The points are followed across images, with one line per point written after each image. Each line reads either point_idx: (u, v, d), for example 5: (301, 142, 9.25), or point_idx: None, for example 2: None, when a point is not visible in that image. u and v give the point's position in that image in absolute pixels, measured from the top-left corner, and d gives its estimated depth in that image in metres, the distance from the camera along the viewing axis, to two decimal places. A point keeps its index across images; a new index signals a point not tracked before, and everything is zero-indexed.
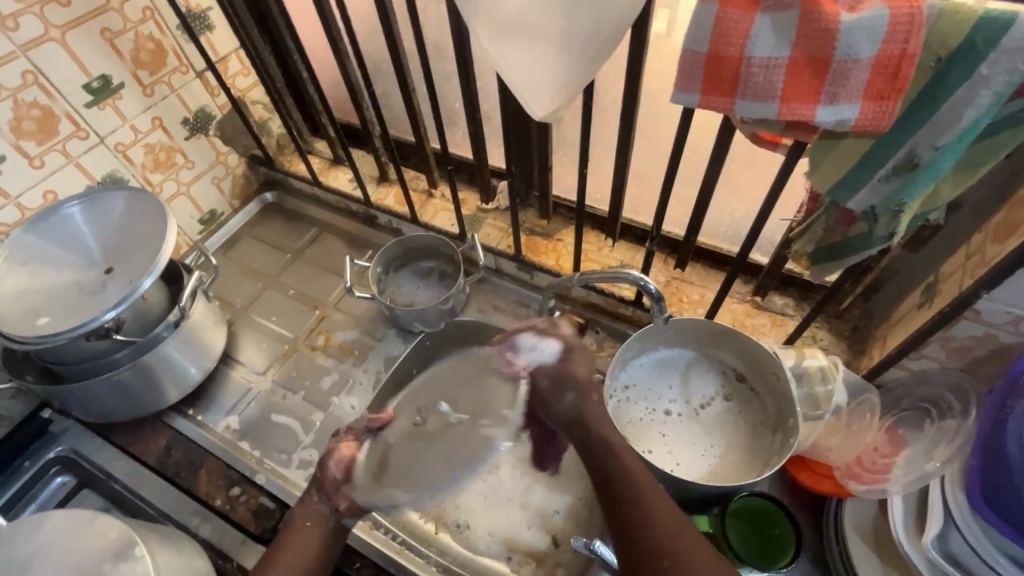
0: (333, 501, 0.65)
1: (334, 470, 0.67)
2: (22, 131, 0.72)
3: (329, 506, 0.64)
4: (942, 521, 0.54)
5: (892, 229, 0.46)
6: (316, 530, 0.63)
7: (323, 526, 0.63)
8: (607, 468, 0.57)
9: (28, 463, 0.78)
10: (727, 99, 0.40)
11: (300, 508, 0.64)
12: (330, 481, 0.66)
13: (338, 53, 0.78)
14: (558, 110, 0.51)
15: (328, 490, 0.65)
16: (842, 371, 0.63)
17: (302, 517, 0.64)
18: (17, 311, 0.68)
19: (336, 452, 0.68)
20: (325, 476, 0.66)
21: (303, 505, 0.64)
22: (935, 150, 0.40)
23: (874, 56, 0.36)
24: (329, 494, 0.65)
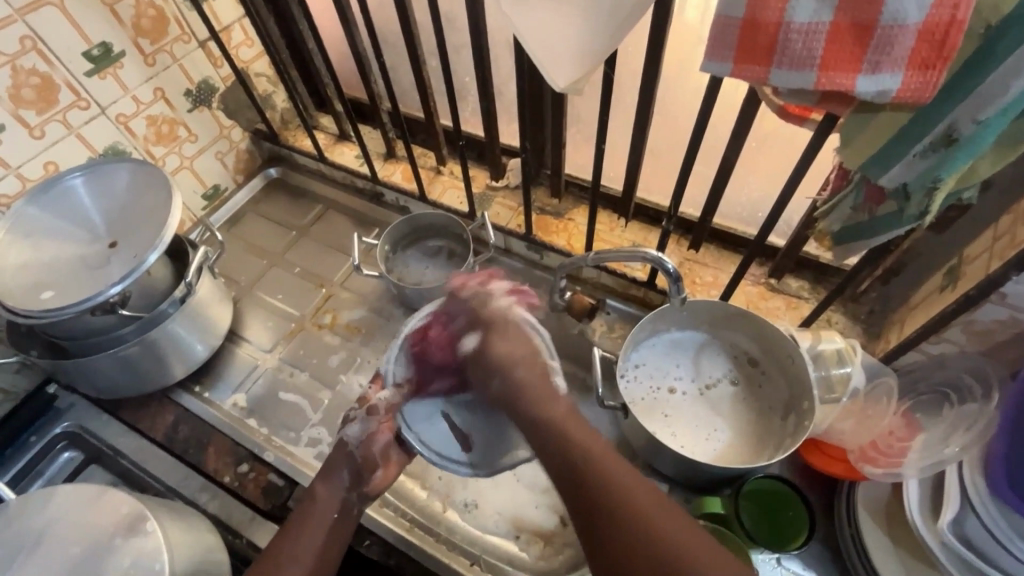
0: (361, 489, 0.63)
1: (375, 450, 0.65)
2: (22, 99, 0.70)
3: (356, 496, 0.62)
4: (958, 506, 0.53)
5: (925, 206, 0.44)
6: (344, 523, 0.60)
7: (349, 516, 0.61)
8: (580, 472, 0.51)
9: (34, 438, 0.77)
10: (761, 67, 0.38)
11: (324, 485, 0.62)
12: (365, 462, 0.64)
13: (346, 22, 0.76)
14: (580, 81, 0.49)
15: (359, 475, 0.63)
16: (860, 354, 0.62)
17: (324, 504, 0.60)
18: (20, 285, 0.67)
19: (378, 433, 0.65)
20: (364, 461, 0.64)
21: (327, 489, 0.61)
22: (976, 124, 0.38)
23: (921, 22, 0.34)
24: (362, 481, 0.63)
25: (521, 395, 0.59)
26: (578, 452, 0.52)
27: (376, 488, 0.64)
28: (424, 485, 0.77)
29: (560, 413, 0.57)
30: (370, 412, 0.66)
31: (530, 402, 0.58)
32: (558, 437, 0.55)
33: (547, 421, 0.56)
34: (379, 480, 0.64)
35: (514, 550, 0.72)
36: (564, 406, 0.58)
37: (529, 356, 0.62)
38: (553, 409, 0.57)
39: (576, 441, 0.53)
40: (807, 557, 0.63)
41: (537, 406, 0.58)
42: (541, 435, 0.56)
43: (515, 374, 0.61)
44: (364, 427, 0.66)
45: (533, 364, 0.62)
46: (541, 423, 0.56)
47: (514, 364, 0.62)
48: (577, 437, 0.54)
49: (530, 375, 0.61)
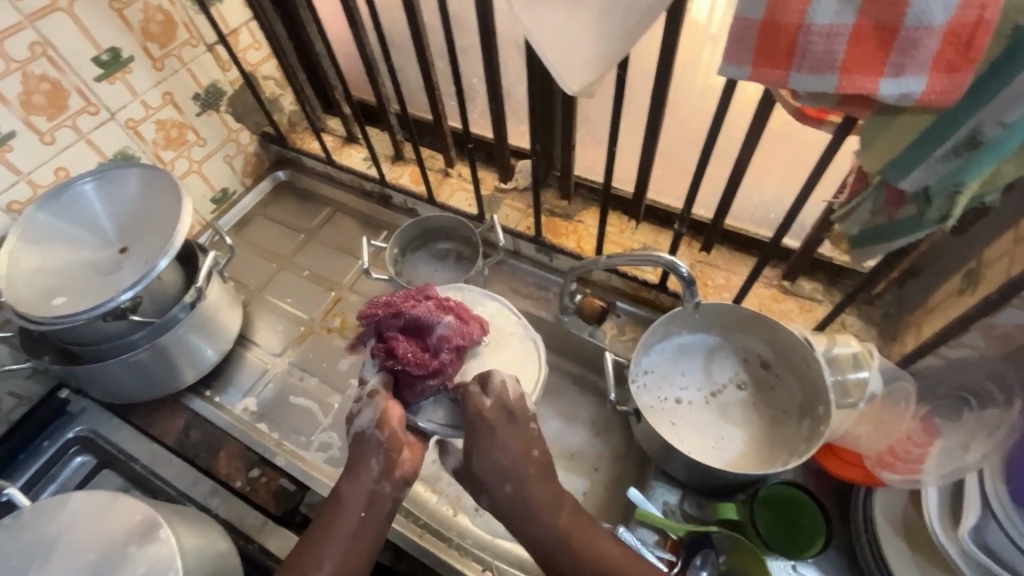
0: (392, 476, 0.59)
1: (396, 426, 0.59)
2: (32, 105, 0.70)
3: (389, 485, 0.59)
4: (979, 512, 0.52)
5: (946, 212, 0.44)
6: (372, 518, 0.57)
7: (378, 510, 0.58)
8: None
9: (47, 443, 0.78)
10: (781, 70, 0.38)
11: (349, 483, 0.58)
12: (394, 443, 0.59)
13: (354, 25, 0.75)
14: (593, 84, 0.48)
15: (389, 460, 0.59)
16: (877, 358, 0.61)
17: (351, 505, 0.57)
18: (33, 290, 0.67)
19: (392, 412, 0.60)
20: (392, 442, 0.59)
21: (353, 484, 0.57)
22: (1002, 127, 0.38)
23: (947, 23, 0.33)
24: (393, 469, 0.59)
25: (519, 513, 0.56)
26: (591, 567, 0.54)
27: (408, 471, 0.60)
28: (435, 489, 0.77)
29: (564, 522, 0.56)
30: (372, 396, 0.61)
31: (528, 518, 0.55)
32: (564, 550, 0.55)
33: (549, 531, 0.55)
34: (408, 463, 0.60)
35: (527, 555, 0.71)
36: (567, 511, 0.56)
37: (523, 464, 0.57)
38: (552, 517, 0.56)
39: (582, 556, 0.54)
40: (825, 564, 0.62)
41: (538, 520, 0.55)
42: (543, 549, 0.55)
43: (506, 490, 0.56)
44: (374, 412, 0.60)
45: (528, 463, 0.57)
46: (543, 535, 0.55)
47: (511, 473, 0.56)
48: (584, 547, 0.55)
49: (526, 486, 0.56)
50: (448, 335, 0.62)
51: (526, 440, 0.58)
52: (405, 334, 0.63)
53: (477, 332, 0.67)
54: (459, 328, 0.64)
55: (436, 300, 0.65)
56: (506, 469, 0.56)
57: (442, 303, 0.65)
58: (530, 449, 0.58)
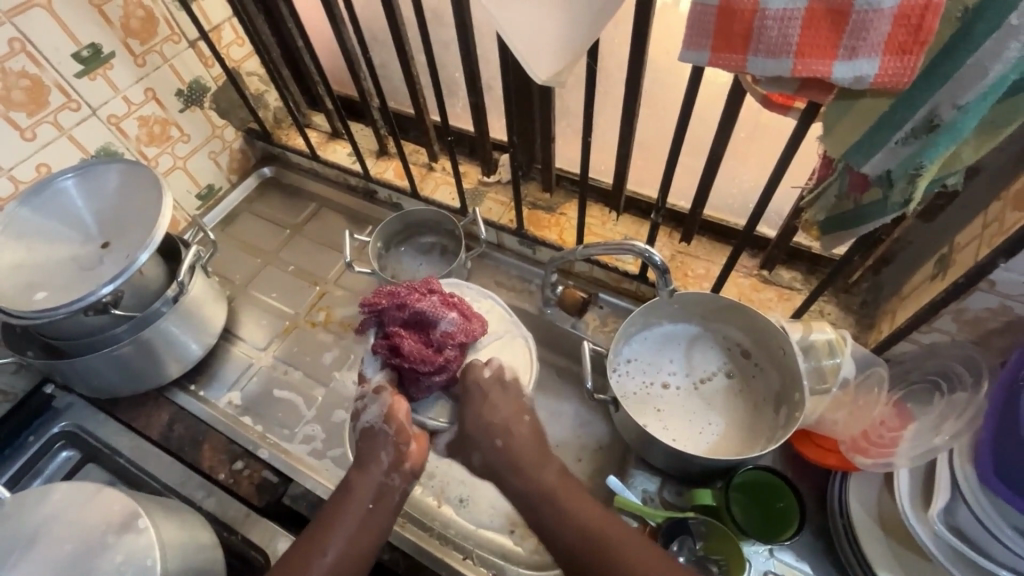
0: (401, 468, 0.59)
1: (403, 420, 0.60)
2: (12, 102, 0.70)
3: (398, 476, 0.58)
4: (949, 495, 0.53)
5: (908, 194, 0.44)
6: (381, 509, 0.57)
7: (387, 501, 0.57)
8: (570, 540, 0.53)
9: (32, 438, 0.78)
10: (738, 56, 0.38)
11: (359, 475, 0.58)
12: (402, 435, 0.60)
13: (334, 18, 0.76)
14: (561, 73, 0.49)
15: (399, 452, 0.59)
16: (851, 345, 0.61)
17: (359, 495, 0.57)
18: (13, 284, 0.67)
19: (398, 405, 0.61)
20: (400, 433, 0.60)
21: (363, 476, 0.58)
22: (957, 109, 0.38)
23: (896, 6, 0.33)
24: (401, 461, 0.59)
25: (506, 468, 0.58)
26: (575, 524, 0.53)
27: (416, 463, 0.60)
28: (419, 481, 0.77)
29: (557, 481, 0.56)
30: (377, 391, 0.61)
31: (517, 472, 0.58)
32: (552, 508, 0.54)
33: (535, 487, 0.56)
34: (416, 454, 0.60)
35: (509, 544, 0.72)
36: (559, 473, 0.57)
37: (511, 423, 0.61)
38: (541, 472, 0.57)
39: (571, 512, 0.54)
40: (799, 548, 0.63)
41: (531, 480, 0.56)
42: (534, 509, 0.55)
43: (496, 443, 0.59)
44: (381, 406, 0.61)
45: (518, 423, 0.61)
46: (532, 493, 0.56)
47: (499, 430, 0.60)
48: (573, 506, 0.54)
49: (513, 444, 0.59)
50: (451, 332, 0.62)
51: (516, 402, 0.63)
52: (409, 328, 0.63)
53: (480, 329, 0.66)
54: (463, 326, 0.64)
55: (440, 296, 0.65)
56: (496, 427, 0.60)
57: (446, 299, 0.65)
58: (520, 412, 0.62)
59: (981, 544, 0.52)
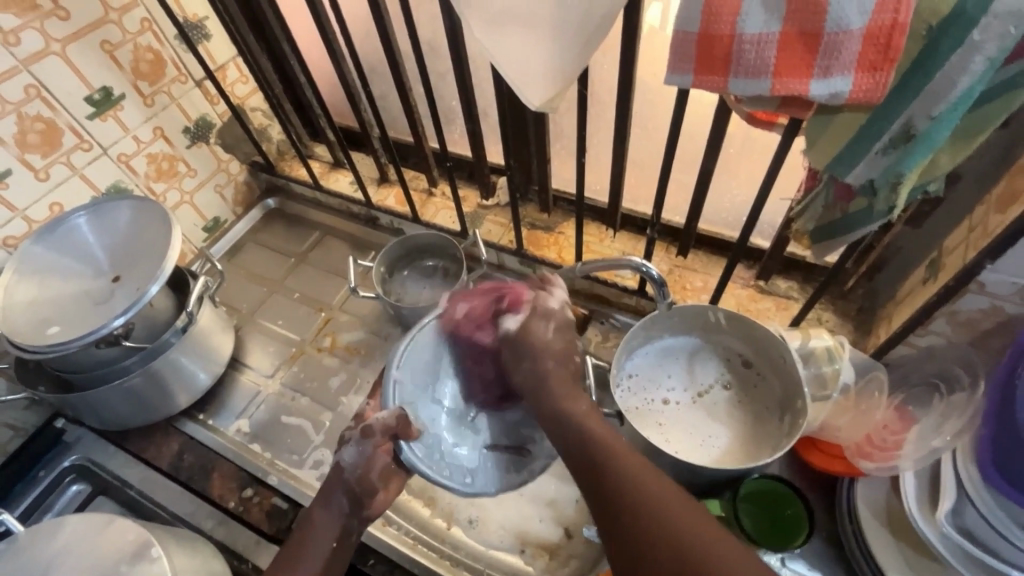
0: (360, 513, 0.59)
1: (376, 476, 0.60)
2: (27, 144, 0.73)
3: (357, 521, 0.59)
4: (955, 496, 0.53)
5: (892, 203, 0.46)
6: (343, 549, 0.58)
7: (348, 542, 0.58)
8: (584, 438, 0.52)
9: (43, 473, 0.79)
10: (720, 78, 0.41)
11: (323, 510, 0.58)
12: (364, 486, 0.60)
13: (334, 54, 0.79)
14: (553, 100, 0.51)
15: (360, 498, 0.60)
16: (849, 350, 0.63)
17: (324, 530, 0.57)
18: (27, 321, 0.69)
19: (377, 456, 0.60)
20: (363, 485, 0.60)
21: (326, 513, 0.58)
22: (931, 119, 0.40)
23: (864, 27, 0.35)
24: (362, 505, 0.60)
25: (546, 385, 0.57)
26: (593, 440, 0.51)
27: (377, 510, 0.61)
28: (428, 503, 0.77)
29: (618, 442, 0.51)
30: (365, 435, 0.59)
31: (559, 393, 0.56)
32: (575, 430, 0.53)
33: (565, 413, 0.54)
34: (380, 503, 0.61)
35: (520, 564, 0.72)
36: (620, 438, 0.52)
37: (539, 370, 0.58)
38: (573, 409, 0.54)
39: (596, 434, 0.52)
40: (810, 557, 0.63)
41: (582, 430, 0.53)
42: (562, 429, 0.54)
43: (545, 364, 0.58)
44: (361, 450, 0.59)
45: (567, 357, 0.60)
46: (569, 421, 0.54)
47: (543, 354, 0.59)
48: (601, 428, 0.53)
49: (558, 369, 0.58)
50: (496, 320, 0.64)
51: (568, 345, 0.61)
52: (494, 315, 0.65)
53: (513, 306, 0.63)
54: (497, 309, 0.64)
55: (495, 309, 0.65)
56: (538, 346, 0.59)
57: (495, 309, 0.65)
58: (570, 351, 0.60)
59: (990, 543, 0.52)
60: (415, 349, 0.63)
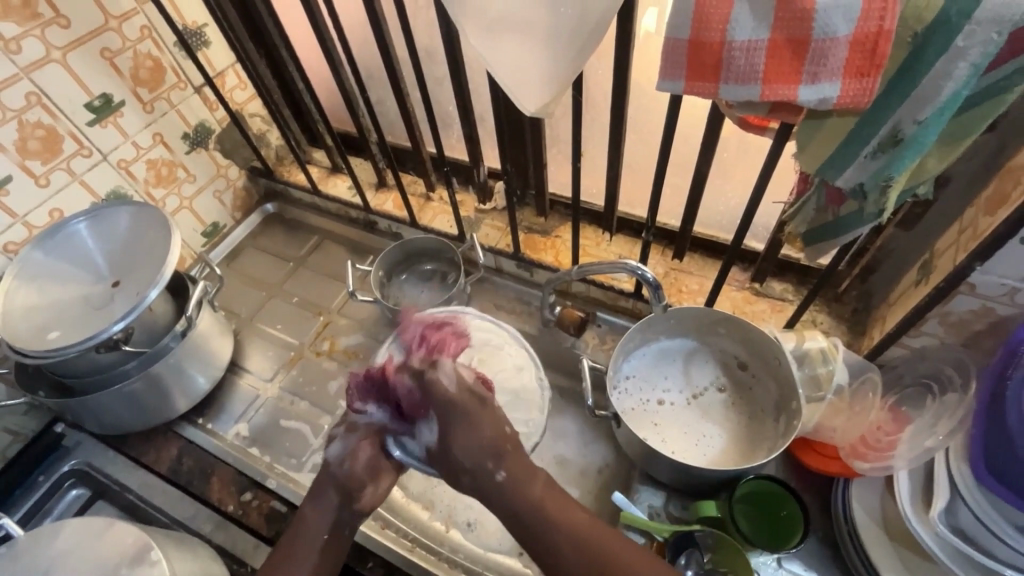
0: (352, 506, 0.61)
1: (361, 469, 0.63)
2: (28, 151, 0.74)
3: (349, 513, 0.61)
4: (948, 496, 0.54)
5: (881, 205, 0.46)
6: (335, 543, 0.59)
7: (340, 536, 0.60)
8: (553, 536, 0.51)
9: (43, 477, 0.79)
10: (711, 84, 0.41)
11: (314, 508, 0.60)
12: (352, 481, 0.62)
13: (332, 61, 0.80)
14: (548, 105, 0.52)
15: (350, 494, 0.61)
16: (843, 352, 0.63)
17: (315, 526, 0.59)
18: (27, 326, 0.69)
19: (361, 447, 0.64)
20: (351, 477, 0.62)
21: (317, 508, 0.60)
22: (918, 124, 0.41)
23: (851, 34, 0.36)
24: (352, 500, 0.62)
25: (496, 489, 0.54)
26: (568, 538, 0.51)
27: (368, 503, 0.62)
28: (427, 506, 0.77)
29: (587, 526, 0.52)
30: (348, 431, 0.65)
31: (512, 489, 0.54)
32: (544, 523, 0.52)
33: (527, 503, 0.53)
34: (371, 497, 0.62)
35: (518, 566, 0.72)
36: (583, 514, 0.53)
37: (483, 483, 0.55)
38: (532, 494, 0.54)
39: (564, 529, 0.51)
40: (807, 557, 0.63)
41: (546, 521, 0.52)
42: (525, 526, 0.53)
43: (495, 473, 0.55)
44: (346, 444, 0.64)
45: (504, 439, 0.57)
46: (531, 516, 0.53)
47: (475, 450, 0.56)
48: (563, 516, 0.53)
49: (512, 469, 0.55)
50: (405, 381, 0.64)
51: (495, 418, 0.58)
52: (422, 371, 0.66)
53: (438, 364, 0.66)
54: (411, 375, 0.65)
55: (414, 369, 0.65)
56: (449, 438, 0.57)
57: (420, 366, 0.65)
58: (500, 427, 0.57)
59: (982, 542, 0.52)
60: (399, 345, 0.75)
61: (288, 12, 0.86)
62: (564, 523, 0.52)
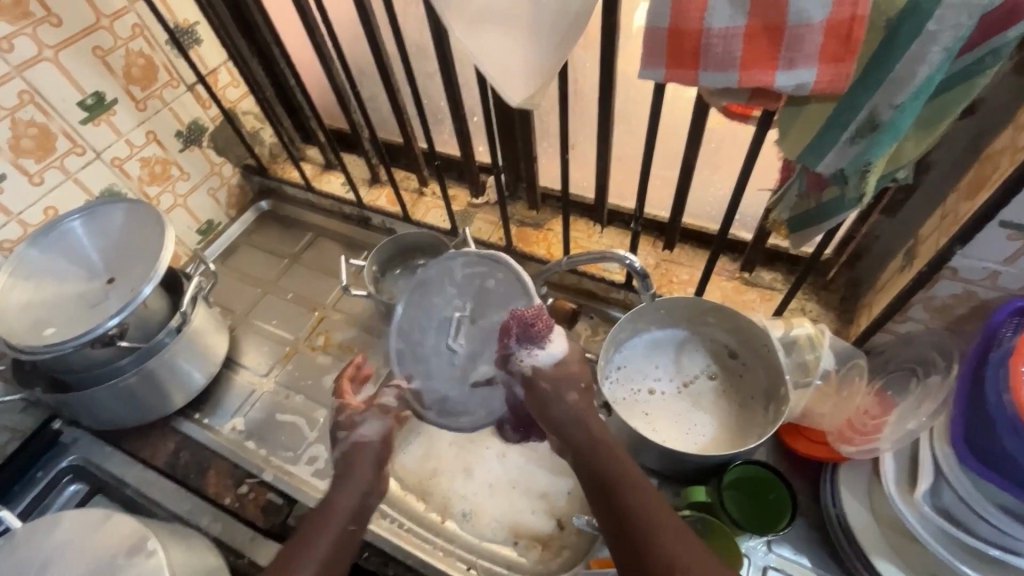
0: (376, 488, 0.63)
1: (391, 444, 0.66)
2: (21, 149, 0.74)
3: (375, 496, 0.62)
4: (932, 477, 0.55)
5: (861, 190, 0.47)
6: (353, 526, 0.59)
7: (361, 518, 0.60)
8: (609, 473, 0.54)
9: (41, 474, 0.80)
10: (690, 72, 0.42)
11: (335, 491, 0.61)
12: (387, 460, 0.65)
13: (323, 57, 0.81)
14: (533, 96, 0.52)
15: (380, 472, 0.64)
16: (829, 338, 0.64)
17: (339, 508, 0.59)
18: (24, 323, 0.70)
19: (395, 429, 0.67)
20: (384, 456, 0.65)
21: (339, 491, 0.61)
22: (894, 108, 0.41)
23: (825, 20, 0.37)
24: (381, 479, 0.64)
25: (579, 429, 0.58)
26: (624, 472, 0.54)
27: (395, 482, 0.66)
28: (423, 498, 0.78)
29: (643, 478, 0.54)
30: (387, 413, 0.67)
31: (588, 430, 0.58)
32: (604, 459, 0.55)
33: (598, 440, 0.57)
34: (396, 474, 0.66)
35: (513, 555, 0.73)
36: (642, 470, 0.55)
37: (588, 413, 0.59)
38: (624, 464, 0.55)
39: (623, 467, 0.54)
40: (796, 541, 0.64)
41: (609, 458, 0.55)
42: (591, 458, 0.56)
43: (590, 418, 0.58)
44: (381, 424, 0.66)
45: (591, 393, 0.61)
46: (598, 450, 0.56)
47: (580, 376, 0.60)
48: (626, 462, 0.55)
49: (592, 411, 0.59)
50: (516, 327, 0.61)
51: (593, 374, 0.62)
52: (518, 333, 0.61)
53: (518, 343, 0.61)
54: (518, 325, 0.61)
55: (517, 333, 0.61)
56: (563, 378, 0.60)
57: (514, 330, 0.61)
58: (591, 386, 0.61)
59: (967, 522, 0.53)
60: (399, 317, 0.70)
61: (279, 9, 0.86)
62: (653, 501, 0.51)
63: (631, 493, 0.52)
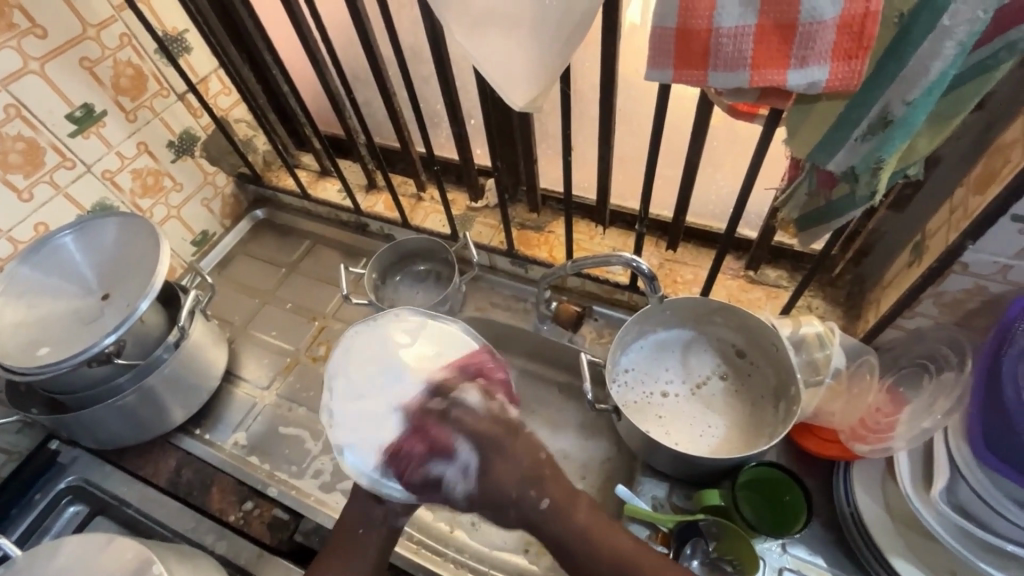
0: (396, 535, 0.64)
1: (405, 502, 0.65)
2: (9, 164, 0.73)
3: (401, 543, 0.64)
4: (949, 475, 0.54)
5: (873, 187, 0.46)
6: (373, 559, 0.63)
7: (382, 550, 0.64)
8: (598, 559, 0.53)
9: (39, 496, 0.78)
10: (698, 72, 0.41)
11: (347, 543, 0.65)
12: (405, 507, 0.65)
13: (316, 63, 0.79)
14: (536, 99, 0.51)
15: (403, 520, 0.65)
16: (839, 336, 0.63)
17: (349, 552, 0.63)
18: (17, 344, 0.68)
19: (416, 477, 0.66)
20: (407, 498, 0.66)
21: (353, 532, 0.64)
22: (907, 105, 0.41)
23: (838, 16, 0.36)
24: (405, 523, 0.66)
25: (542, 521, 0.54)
26: (605, 552, 0.53)
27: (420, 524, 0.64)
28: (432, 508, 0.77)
29: (626, 545, 0.54)
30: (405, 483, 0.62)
31: (554, 517, 0.54)
32: (585, 545, 0.53)
33: (568, 528, 0.54)
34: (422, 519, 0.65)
35: (525, 563, 0.72)
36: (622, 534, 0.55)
37: (545, 503, 0.55)
38: (576, 522, 0.54)
39: (599, 546, 0.53)
40: (811, 542, 0.64)
41: (585, 542, 0.54)
42: (565, 551, 0.54)
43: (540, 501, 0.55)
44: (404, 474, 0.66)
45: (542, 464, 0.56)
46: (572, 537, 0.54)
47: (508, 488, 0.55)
48: (600, 535, 0.54)
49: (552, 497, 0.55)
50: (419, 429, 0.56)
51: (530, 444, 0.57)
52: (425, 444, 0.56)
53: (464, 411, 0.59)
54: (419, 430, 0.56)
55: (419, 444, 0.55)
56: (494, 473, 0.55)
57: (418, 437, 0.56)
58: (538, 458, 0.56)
59: (985, 519, 0.53)
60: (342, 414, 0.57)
61: (270, 14, 0.85)
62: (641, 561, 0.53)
63: (608, 556, 0.53)
